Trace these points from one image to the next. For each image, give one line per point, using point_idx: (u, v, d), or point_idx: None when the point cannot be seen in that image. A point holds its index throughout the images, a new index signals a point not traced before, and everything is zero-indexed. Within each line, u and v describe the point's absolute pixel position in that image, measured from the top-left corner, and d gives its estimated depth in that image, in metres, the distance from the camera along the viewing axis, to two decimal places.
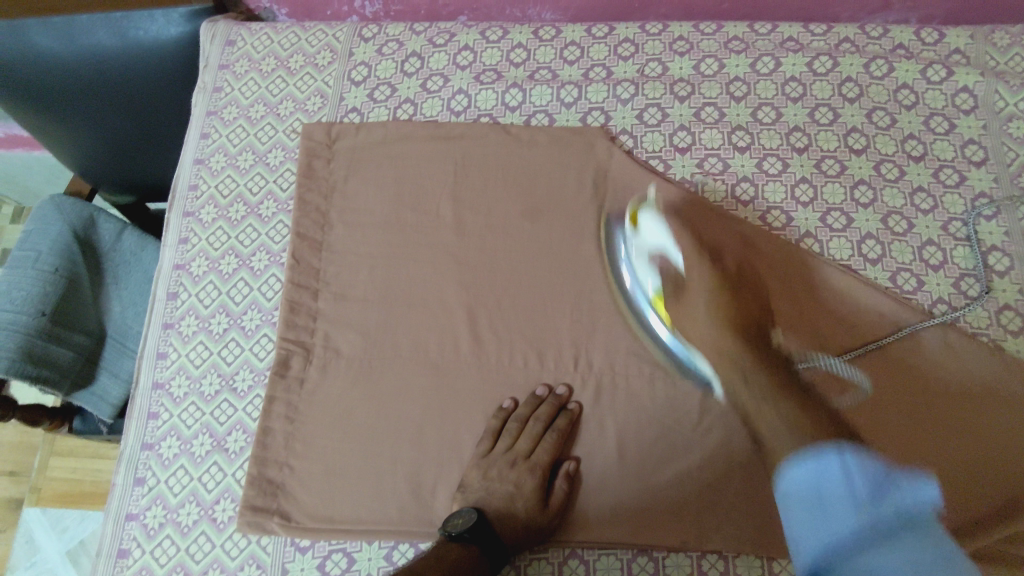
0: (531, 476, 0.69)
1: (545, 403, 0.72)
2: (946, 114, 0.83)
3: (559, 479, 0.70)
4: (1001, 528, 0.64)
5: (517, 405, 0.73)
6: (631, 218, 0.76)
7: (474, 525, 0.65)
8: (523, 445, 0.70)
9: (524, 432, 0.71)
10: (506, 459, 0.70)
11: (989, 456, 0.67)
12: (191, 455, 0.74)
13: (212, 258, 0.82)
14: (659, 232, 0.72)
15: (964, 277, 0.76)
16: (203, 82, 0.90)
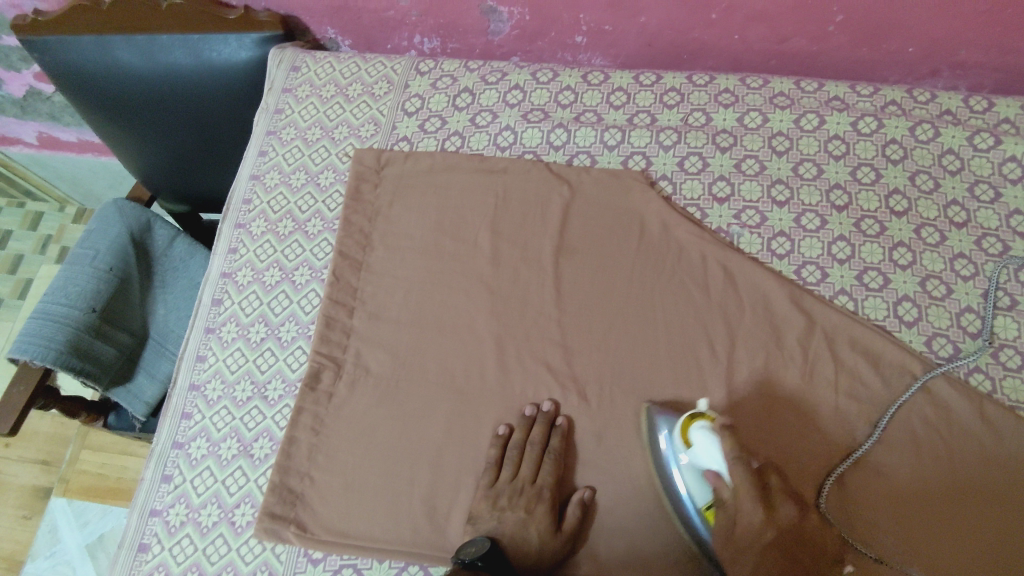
0: (539, 503, 0.70)
1: (536, 423, 0.74)
2: (993, 182, 0.83)
3: (571, 506, 0.70)
4: None
5: (513, 430, 0.74)
6: (682, 425, 0.69)
7: (487, 553, 0.65)
8: (526, 471, 0.72)
9: (524, 458, 0.72)
10: (512, 487, 0.71)
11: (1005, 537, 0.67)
12: (217, 457, 0.76)
13: (258, 269, 0.85)
14: (714, 455, 0.65)
15: (1003, 348, 0.75)
16: (267, 103, 0.95)
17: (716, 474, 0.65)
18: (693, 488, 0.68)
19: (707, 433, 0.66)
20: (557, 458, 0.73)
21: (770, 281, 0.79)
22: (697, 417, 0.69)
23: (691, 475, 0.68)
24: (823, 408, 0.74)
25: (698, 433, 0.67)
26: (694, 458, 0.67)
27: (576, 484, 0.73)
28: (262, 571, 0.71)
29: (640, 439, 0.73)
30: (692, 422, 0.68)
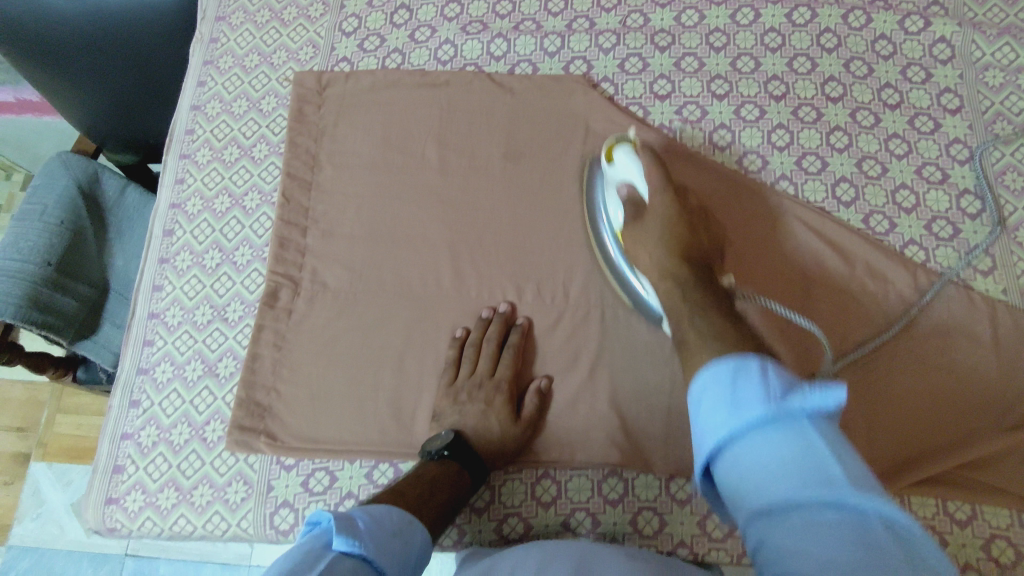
0: (497, 394, 0.73)
1: (492, 323, 0.76)
2: (923, 63, 0.85)
3: (531, 395, 0.73)
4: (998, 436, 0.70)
5: (469, 332, 0.77)
6: (608, 151, 0.75)
7: (452, 444, 0.69)
8: (484, 365, 0.74)
9: (482, 354, 0.75)
10: (472, 382, 0.74)
11: (969, 373, 0.72)
12: (183, 379, 0.78)
13: (207, 197, 0.85)
14: (631, 165, 0.71)
15: (934, 220, 0.79)
16: (200, 32, 0.93)
17: (631, 184, 0.71)
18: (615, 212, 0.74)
19: (627, 151, 0.72)
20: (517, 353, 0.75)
21: (755, 196, 0.80)
22: (621, 141, 0.75)
23: (612, 192, 0.75)
24: (784, 289, 0.76)
25: (619, 151, 0.73)
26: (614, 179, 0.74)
27: (534, 375, 0.76)
28: (238, 480, 0.73)
29: (592, 331, 0.76)
30: (616, 145, 0.75)
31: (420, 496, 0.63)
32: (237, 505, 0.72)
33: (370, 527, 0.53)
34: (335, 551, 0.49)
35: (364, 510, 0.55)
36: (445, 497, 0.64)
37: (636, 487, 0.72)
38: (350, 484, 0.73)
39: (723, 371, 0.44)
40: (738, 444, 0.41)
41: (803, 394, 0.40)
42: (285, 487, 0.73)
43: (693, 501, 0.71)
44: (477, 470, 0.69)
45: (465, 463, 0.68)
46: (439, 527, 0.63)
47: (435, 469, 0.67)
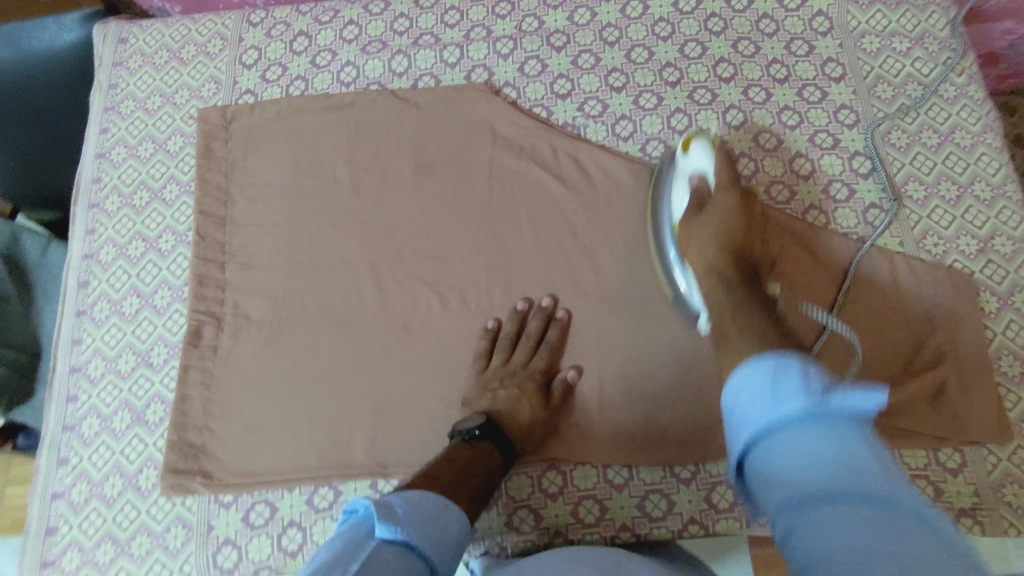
0: (529, 383, 0.74)
1: (532, 317, 0.77)
2: (806, 37, 0.89)
3: (557, 383, 0.75)
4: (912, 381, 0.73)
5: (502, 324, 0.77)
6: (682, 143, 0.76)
7: (484, 425, 0.68)
8: (518, 356, 0.76)
9: (518, 346, 0.76)
10: (504, 371, 0.75)
11: (879, 324, 0.75)
12: (112, 431, 0.76)
13: (120, 244, 0.84)
14: (706, 159, 0.73)
15: (830, 184, 0.82)
16: (99, 80, 0.92)
17: (703, 175, 0.73)
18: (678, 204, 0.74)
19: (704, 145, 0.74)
20: (446, 363, 0.76)
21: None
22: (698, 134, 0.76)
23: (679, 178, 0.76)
24: None
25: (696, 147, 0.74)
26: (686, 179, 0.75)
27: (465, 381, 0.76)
28: (176, 525, 0.72)
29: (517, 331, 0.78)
30: (693, 137, 0.75)
31: (454, 478, 0.61)
32: (178, 550, 0.71)
33: (408, 514, 0.52)
34: (376, 540, 0.48)
35: (399, 497, 0.55)
36: (479, 480, 0.63)
37: (575, 478, 0.74)
38: (291, 513, 0.72)
39: (761, 372, 0.46)
40: (775, 434, 0.43)
41: (843, 395, 0.42)
42: (225, 526, 0.72)
43: (630, 484, 0.74)
44: (507, 453, 0.68)
45: (495, 447, 0.68)
46: (474, 510, 0.61)
47: (467, 451, 0.66)
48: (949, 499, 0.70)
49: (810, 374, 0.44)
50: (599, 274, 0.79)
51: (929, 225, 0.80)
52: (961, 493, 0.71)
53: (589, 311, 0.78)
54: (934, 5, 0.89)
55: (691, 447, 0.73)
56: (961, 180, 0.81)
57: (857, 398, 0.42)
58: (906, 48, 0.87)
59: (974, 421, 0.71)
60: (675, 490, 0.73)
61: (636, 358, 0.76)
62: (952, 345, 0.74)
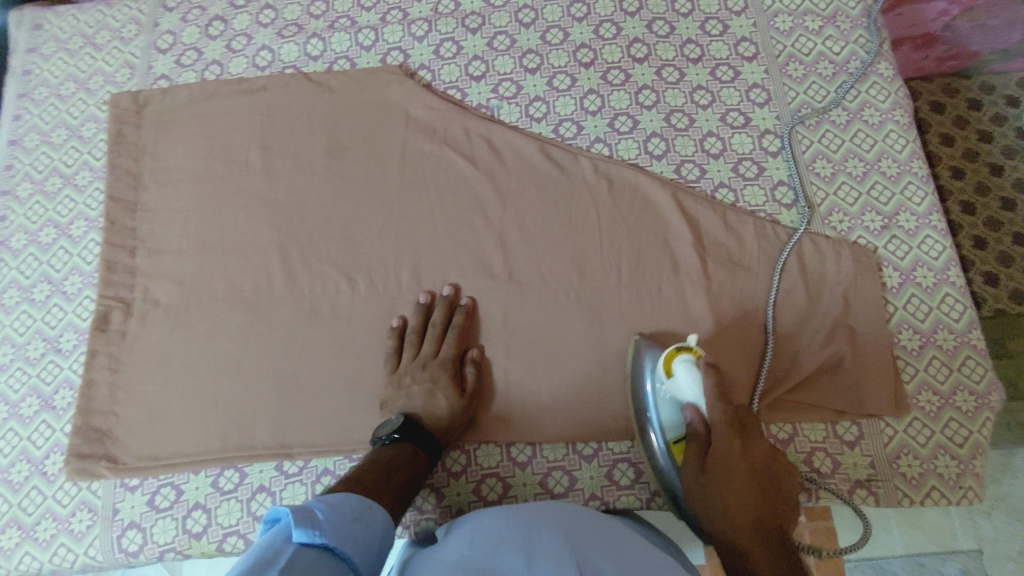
0: (442, 372, 0.73)
1: (436, 308, 0.77)
2: (720, 17, 0.89)
3: (468, 366, 0.74)
4: (811, 356, 0.74)
5: (406, 320, 0.77)
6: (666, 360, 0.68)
7: (402, 426, 0.67)
8: (427, 348, 0.75)
9: (426, 338, 0.75)
10: (415, 365, 0.74)
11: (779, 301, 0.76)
12: (19, 417, 0.76)
13: (31, 231, 0.84)
14: (695, 387, 0.65)
15: (740, 162, 0.83)
16: (13, 67, 0.91)
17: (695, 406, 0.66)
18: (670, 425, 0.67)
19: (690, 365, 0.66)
20: (353, 346, 0.77)
21: (567, 165, 0.83)
22: (681, 349, 0.68)
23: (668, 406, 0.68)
24: (599, 249, 0.79)
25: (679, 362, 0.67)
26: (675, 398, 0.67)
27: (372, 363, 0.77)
28: (81, 509, 0.72)
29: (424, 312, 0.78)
30: (675, 355, 0.67)
31: (377, 479, 0.61)
32: (83, 534, 0.71)
33: (330, 517, 0.49)
34: (294, 544, 0.45)
35: (321, 502, 0.52)
36: (402, 479, 0.63)
37: (478, 457, 0.75)
38: (196, 495, 0.72)
39: None
40: None
41: None
42: (130, 509, 0.72)
43: (534, 461, 0.74)
44: (431, 450, 0.69)
45: (418, 446, 0.67)
46: (397, 508, 0.61)
47: (388, 454, 0.65)
48: (845, 472, 0.71)
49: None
50: (509, 255, 0.80)
51: (835, 202, 0.80)
52: (857, 465, 0.72)
53: (498, 292, 0.78)
54: None
55: (592, 425, 0.74)
56: (868, 157, 0.82)
57: None
58: (818, 26, 0.88)
59: (873, 393, 0.72)
60: (577, 466, 0.74)
61: (540, 338, 0.77)
62: (851, 322, 0.75)
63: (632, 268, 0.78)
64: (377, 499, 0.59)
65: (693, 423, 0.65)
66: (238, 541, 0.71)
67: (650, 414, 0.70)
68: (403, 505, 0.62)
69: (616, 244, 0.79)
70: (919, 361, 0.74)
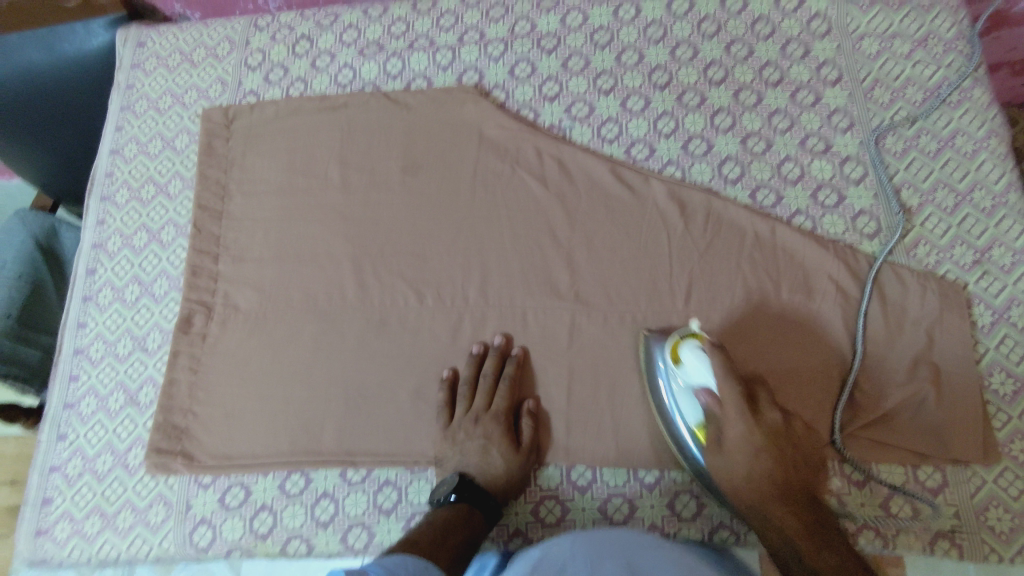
0: (495, 428, 0.74)
1: (487, 358, 0.77)
2: (802, 40, 0.87)
3: (523, 418, 0.74)
4: (893, 392, 0.70)
5: (457, 371, 0.77)
6: (671, 347, 0.70)
7: (458, 487, 0.70)
8: (479, 403, 0.75)
9: (477, 392, 0.76)
10: (468, 420, 0.75)
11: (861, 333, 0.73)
12: (107, 410, 0.81)
13: (126, 235, 0.89)
14: (705, 372, 0.66)
15: (820, 189, 0.80)
16: (118, 81, 0.98)
17: (709, 390, 0.67)
18: (688, 413, 0.68)
19: (696, 350, 0.67)
20: (418, 360, 0.78)
21: (638, 186, 0.82)
22: (685, 336, 0.69)
23: (682, 395, 0.68)
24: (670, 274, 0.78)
25: (689, 352, 0.68)
26: (687, 383, 0.68)
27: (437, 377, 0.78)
28: (158, 502, 0.76)
29: (490, 329, 0.79)
30: (680, 343, 0.69)
31: (433, 541, 0.63)
32: (158, 526, 0.75)
33: None
34: None
35: (377, 563, 0.54)
36: (459, 539, 0.65)
37: (539, 478, 0.74)
38: (264, 497, 0.75)
39: None
40: None
41: None
42: (203, 505, 0.75)
43: (594, 486, 0.73)
44: (488, 508, 0.69)
45: (475, 505, 0.69)
46: (456, 569, 0.62)
47: (445, 513, 0.68)
48: (928, 519, 0.66)
49: None
50: (575, 276, 0.79)
51: (922, 234, 0.76)
52: (940, 514, 0.67)
53: (564, 312, 0.78)
54: (940, 5, 0.85)
55: (655, 451, 0.73)
56: (960, 187, 0.78)
57: None
58: (908, 50, 0.84)
59: (957, 436, 0.68)
60: (638, 494, 0.72)
61: (603, 361, 0.76)
62: (934, 358, 0.71)
63: (705, 294, 0.77)
64: (435, 561, 0.61)
65: (709, 407, 0.66)
66: (301, 545, 0.73)
67: (665, 387, 0.70)
68: (461, 565, 0.63)
69: (687, 269, 0.78)
70: (1013, 407, 0.70)
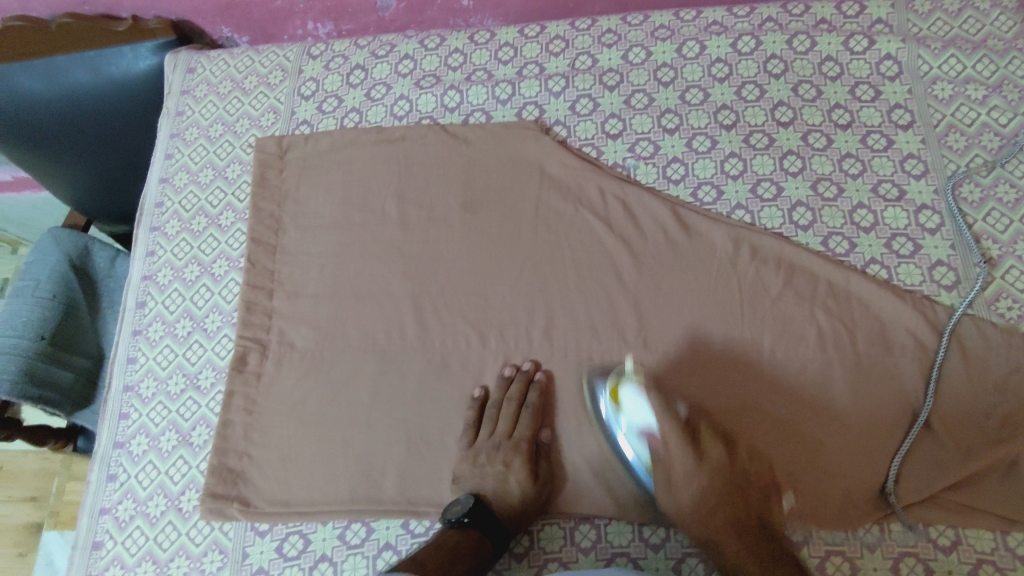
0: (516, 454, 0.72)
1: (515, 382, 0.75)
2: (871, 82, 0.85)
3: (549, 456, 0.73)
4: (983, 453, 0.68)
5: (488, 392, 0.76)
6: (611, 390, 0.73)
7: (472, 510, 0.68)
8: (502, 425, 0.74)
9: (501, 414, 0.74)
10: (491, 444, 0.73)
11: (947, 392, 0.71)
12: (159, 450, 0.79)
13: (177, 267, 0.87)
14: (643, 411, 0.69)
15: (894, 238, 0.78)
16: (167, 108, 0.96)
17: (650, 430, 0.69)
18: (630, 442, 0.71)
19: (634, 391, 0.70)
20: (478, 406, 0.76)
21: (705, 231, 0.80)
22: (622, 378, 0.72)
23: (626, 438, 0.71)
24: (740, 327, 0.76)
25: (625, 393, 0.70)
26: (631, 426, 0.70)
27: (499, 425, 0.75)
28: (213, 550, 0.73)
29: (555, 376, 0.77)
30: (619, 385, 0.72)
31: (440, 565, 0.63)
32: (214, 575, 0.72)
33: None
34: None
35: None
36: (465, 568, 0.64)
37: (609, 533, 0.70)
38: (323, 547, 0.72)
39: None
40: None
41: None
42: (260, 554, 0.73)
43: (668, 544, 0.69)
44: (498, 536, 0.68)
45: (485, 532, 0.68)
46: None
47: (462, 541, 0.66)
48: None
49: None
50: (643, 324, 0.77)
51: (1003, 287, 0.74)
52: None
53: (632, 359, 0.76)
54: (1014, 51, 0.84)
55: None
56: None
57: None
58: (982, 95, 0.82)
59: None
60: None
61: None
62: None
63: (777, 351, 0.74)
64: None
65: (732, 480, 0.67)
66: None
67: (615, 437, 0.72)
68: None
69: (760, 319, 0.76)
70: None
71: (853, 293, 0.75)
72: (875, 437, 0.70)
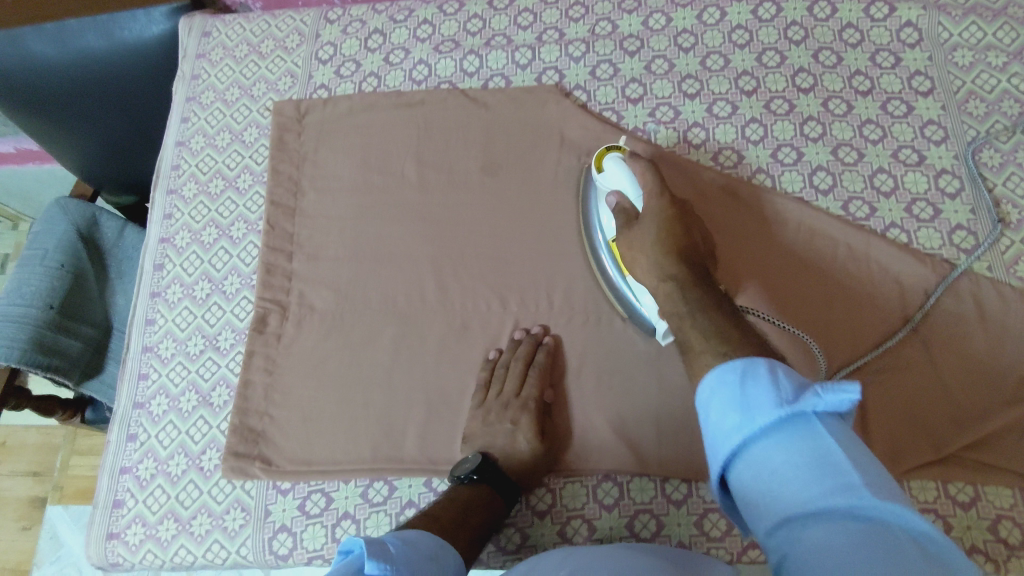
0: (525, 413, 0.72)
1: (523, 344, 0.76)
2: (892, 48, 0.85)
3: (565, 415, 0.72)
4: (1004, 413, 0.69)
5: (501, 354, 0.76)
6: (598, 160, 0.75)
7: (481, 466, 0.69)
8: (510, 386, 0.73)
9: (510, 374, 0.74)
10: (499, 403, 0.73)
11: (968, 353, 0.71)
12: (179, 410, 0.79)
13: (194, 230, 0.87)
14: (621, 175, 0.72)
15: (915, 202, 0.78)
16: (183, 71, 0.96)
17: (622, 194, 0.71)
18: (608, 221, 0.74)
19: (616, 161, 0.72)
20: (498, 367, 0.76)
21: (727, 196, 0.80)
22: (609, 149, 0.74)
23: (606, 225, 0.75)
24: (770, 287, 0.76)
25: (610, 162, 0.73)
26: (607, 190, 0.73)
27: None
28: (235, 507, 0.74)
29: (577, 337, 0.77)
30: (605, 154, 0.74)
31: (455, 519, 0.63)
32: (236, 532, 0.73)
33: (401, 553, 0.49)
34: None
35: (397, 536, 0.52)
36: (478, 521, 0.65)
37: (631, 490, 0.71)
38: (346, 505, 0.73)
39: (728, 376, 0.45)
40: (755, 445, 0.42)
41: (815, 394, 0.42)
42: (282, 512, 0.73)
43: (689, 500, 0.70)
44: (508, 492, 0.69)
45: (496, 488, 0.68)
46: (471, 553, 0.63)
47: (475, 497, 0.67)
48: None
49: (778, 381, 0.43)
50: None
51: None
52: None
53: None
54: None
55: None
56: None
57: (828, 396, 0.41)
58: (1003, 62, 0.83)
59: None
60: None
61: None
62: None
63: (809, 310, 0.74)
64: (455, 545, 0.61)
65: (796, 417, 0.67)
66: None
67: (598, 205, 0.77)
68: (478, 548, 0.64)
69: (787, 282, 0.76)
70: None
71: (875, 257, 0.76)
72: (908, 395, 0.71)
